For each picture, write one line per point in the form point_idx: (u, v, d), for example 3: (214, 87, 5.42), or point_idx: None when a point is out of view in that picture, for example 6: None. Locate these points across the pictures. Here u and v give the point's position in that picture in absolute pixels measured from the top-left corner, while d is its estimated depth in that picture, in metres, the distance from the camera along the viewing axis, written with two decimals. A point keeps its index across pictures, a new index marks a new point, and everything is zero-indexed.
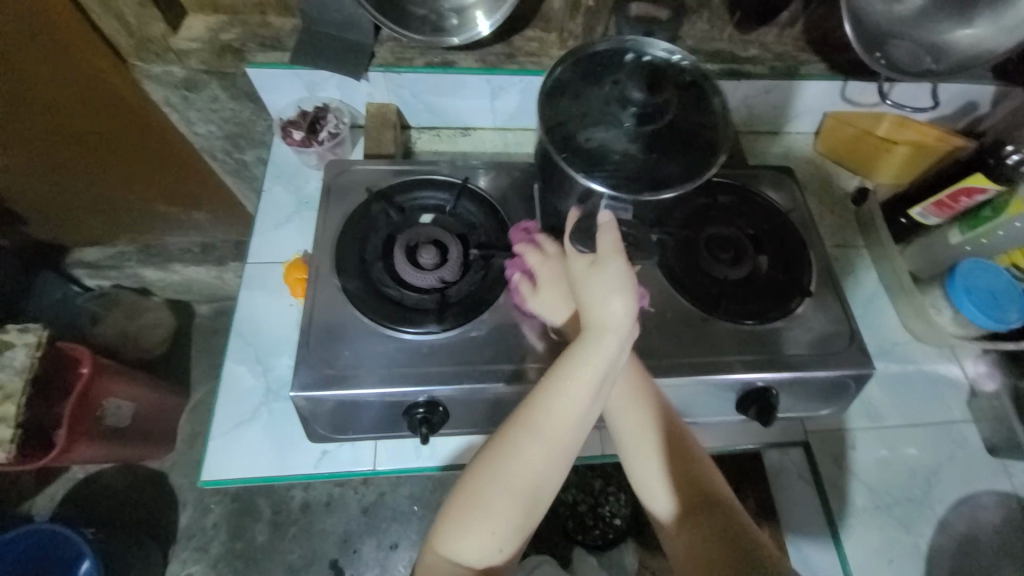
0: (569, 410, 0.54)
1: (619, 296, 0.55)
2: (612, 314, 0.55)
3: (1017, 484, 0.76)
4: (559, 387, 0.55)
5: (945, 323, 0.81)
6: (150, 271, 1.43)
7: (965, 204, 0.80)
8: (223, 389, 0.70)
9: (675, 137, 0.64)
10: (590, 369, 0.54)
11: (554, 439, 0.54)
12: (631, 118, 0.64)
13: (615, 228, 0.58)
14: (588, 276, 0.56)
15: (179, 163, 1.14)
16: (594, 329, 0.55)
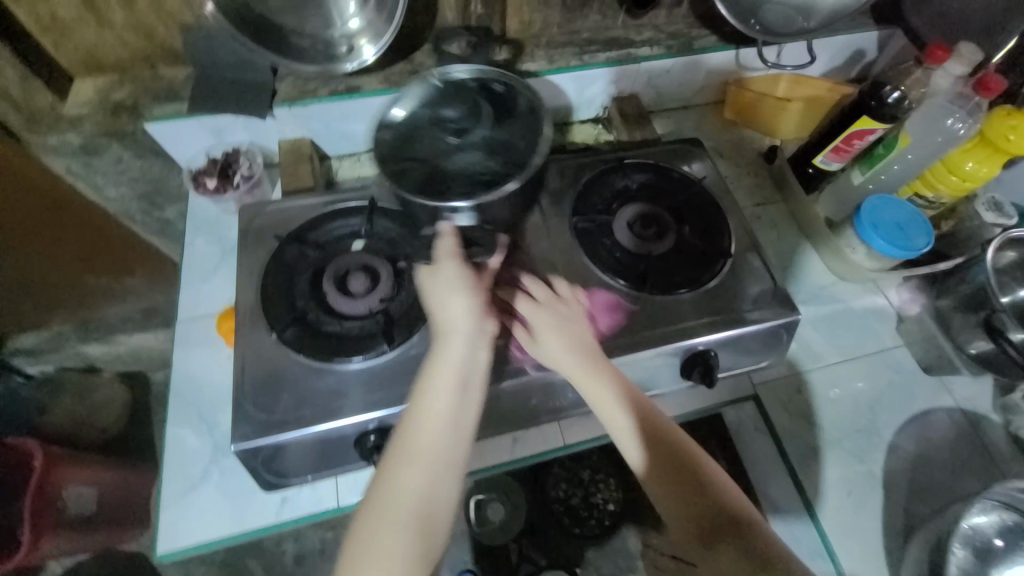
0: (436, 411, 0.56)
1: (463, 295, 0.62)
2: (458, 312, 0.61)
3: (954, 397, 0.81)
4: (426, 394, 0.57)
5: (862, 259, 0.86)
6: (93, 348, 1.37)
7: (860, 145, 0.86)
8: (169, 455, 0.68)
9: (500, 140, 0.71)
10: (450, 367, 0.58)
11: (429, 442, 0.55)
12: (455, 138, 0.72)
13: (453, 237, 0.65)
14: (432, 285, 0.63)
15: (99, 233, 1.09)
16: (442, 337, 0.61)
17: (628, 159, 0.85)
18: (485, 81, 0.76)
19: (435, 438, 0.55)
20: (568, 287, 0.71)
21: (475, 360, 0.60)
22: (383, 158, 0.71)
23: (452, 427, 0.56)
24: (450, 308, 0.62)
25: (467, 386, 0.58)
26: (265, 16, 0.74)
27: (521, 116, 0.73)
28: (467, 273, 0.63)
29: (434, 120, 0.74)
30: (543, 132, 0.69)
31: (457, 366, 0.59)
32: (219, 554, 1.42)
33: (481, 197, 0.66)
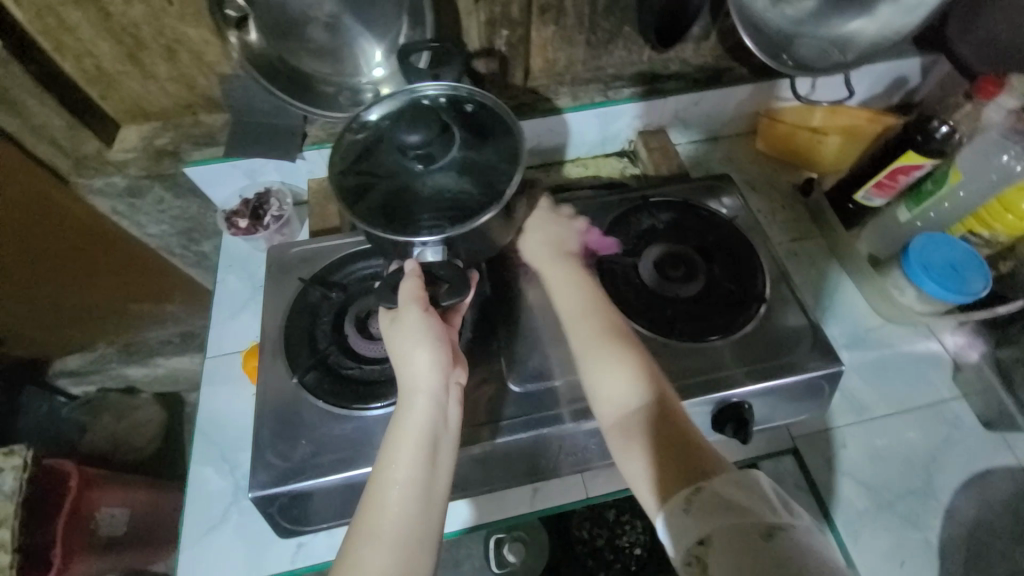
0: (404, 482, 0.54)
1: (424, 349, 0.58)
2: (423, 369, 0.58)
3: (1021, 456, 0.73)
4: (392, 456, 0.55)
5: (911, 302, 0.80)
6: (132, 371, 1.43)
7: (905, 180, 0.81)
8: (191, 494, 0.69)
9: (473, 159, 0.62)
10: (415, 426, 0.56)
11: (395, 514, 0.52)
12: (420, 162, 0.61)
13: (419, 276, 0.59)
14: (395, 341, 0.59)
15: (140, 266, 1.15)
16: (407, 397, 0.58)
17: (653, 197, 0.83)
18: (456, 101, 0.66)
19: (402, 512, 0.52)
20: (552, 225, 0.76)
21: (442, 414, 0.58)
22: (342, 189, 0.62)
23: (423, 491, 0.54)
24: (416, 365, 0.58)
25: (435, 448, 0.56)
26: (297, 66, 0.77)
27: (495, 133, 0.64)
28: (434, 323, 0.59)
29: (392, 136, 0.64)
30: (523, 163, 0.60)
31: (422, 429, 0.56)
32: None
33: (451, 231, 0.57)
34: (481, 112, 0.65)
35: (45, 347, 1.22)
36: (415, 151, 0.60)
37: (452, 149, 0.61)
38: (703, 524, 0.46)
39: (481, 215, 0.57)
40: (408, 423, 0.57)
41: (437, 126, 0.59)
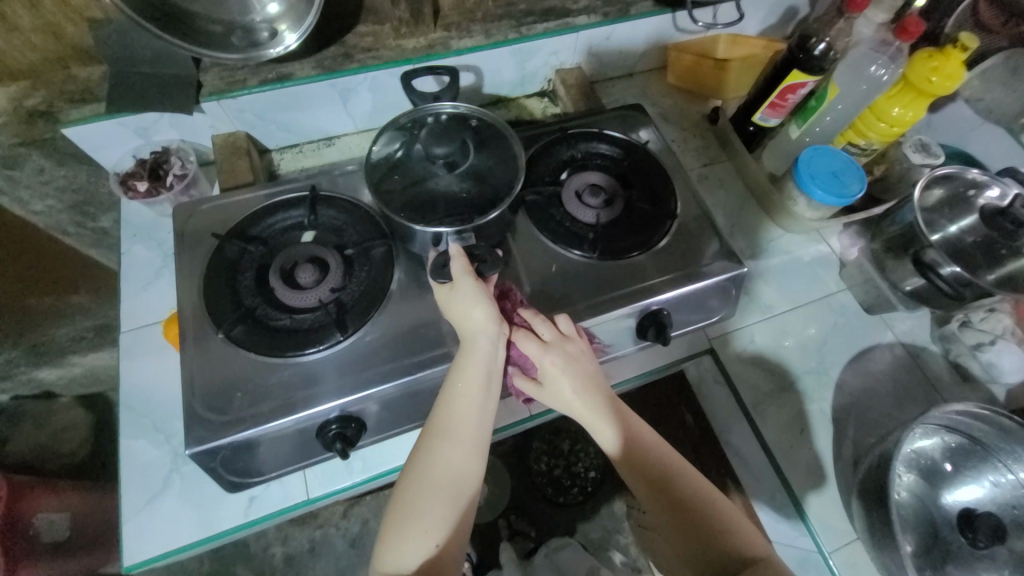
0: (467, 411, 0.60)
1: (481, 305, 0.60)
2: (479, 322, 0.60)
3: (895, 332, 0.86)
4: (454, 389, 0.60)
5: (803, 211, 0.89)
6: (46, 373, 1.31)
7: (794, 99, 0.89)
8: (125, 467, 0.66)
9: (485, 167, 0.70)
10: (477, 368, 0.60)
11: (461, 434, 0.59)
12: (446, 170, 0.69)
13: (464, 256, 0.63)
14: (451, 298, 0.62)
15: (36, 255, 1.04)
16: (469, 334, 0.61)
17: (572, 128, 0.85)
18: (463, 115, 0.73)
19: (466, 439, 0.60)
20: (570, 324, 0.66)
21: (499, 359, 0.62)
22: (377, 195, 0.68)
23: (479, 422, 0.60)
24: (475, 312, 0.60)
25: (490, 382, 0.61)
26: (181, 6, 0.71)
27: (502, 140, 0.71)
28: (484, 286, 0.62)
29: (411, 149, 0.70)
30: (524, 165, 0.69)
31: (483, 367, 0.61)
32: (208, 563, 1.45)
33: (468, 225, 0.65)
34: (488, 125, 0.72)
35: None
36: (442, 161, 0.68)
37: (470, 156, 0.70)
38: None
39: (495, 208, 0.66)
40: (471, 359, 0.61)
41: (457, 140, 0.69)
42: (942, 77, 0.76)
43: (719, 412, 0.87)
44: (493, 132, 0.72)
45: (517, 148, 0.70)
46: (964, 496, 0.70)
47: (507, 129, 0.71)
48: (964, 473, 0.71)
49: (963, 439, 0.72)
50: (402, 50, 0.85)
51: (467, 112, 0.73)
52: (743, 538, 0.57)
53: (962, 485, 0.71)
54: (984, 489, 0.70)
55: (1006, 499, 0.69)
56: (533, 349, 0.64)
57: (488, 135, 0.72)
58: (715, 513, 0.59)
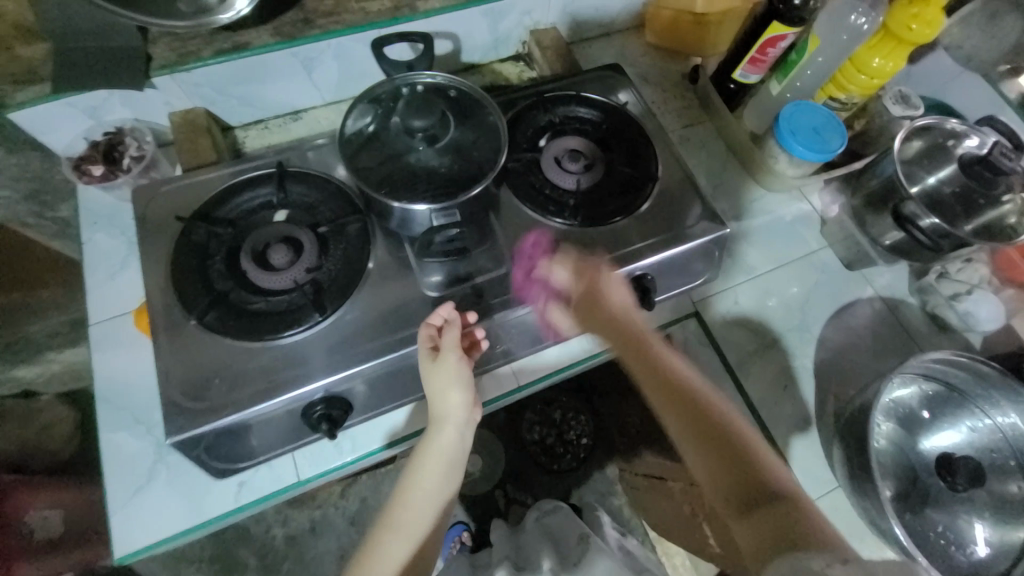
0: (424, 500, 0.65)
1: (457, 388, 0.64)
2: (452, 406, 0.64)
3: (876, 288, 0.87)
4: (419, 474, 0.65)
5: (785, 168, 0.88)
6: (20, 371, 1.23)
7: (775, 53, 0.87)
8: (107, 461, 0.65)
9: (467, 142, 0.66)
10: (441, 454, 0.65)
11: (415, 521, 0.64)
12: (424, 145, 0.65)
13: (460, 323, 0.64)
14: (432, 372, 0.62)
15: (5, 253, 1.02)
16: (437, 420, 0.64)
17: (548, 92, 0.82)
18: (440, 84, 0.68)
19: (420, 526, 0.64)
20: (575, 264, 0.69)
21: (463, 444, 0.66)
22: (352, 172, 0.64)
23: (437, 508, 0.65)
24: (449, 399, 0.64)
25: (453, 469, 0.66)
26: None
27: (483, 113, 0.67)
28: (467, 365, 0.64)
29: (389, 121, 0.66)
30: (506, 140, 0.65)
31: (449, 456, 0.65)
32: (209, 549, 1.47)
33: (449, 203, 0.62)
34: (468, 95, 0.68)
35: None
36: (422, 135, 0.64)
37: (451, 129, 0.66)
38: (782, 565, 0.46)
39: (476, 184, 0.63)
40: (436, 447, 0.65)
41: (438, 111, 0.64)
42: (922, 24, 0.75)
43: None
44: (474, 103, 0.68)
45: (499, 121, 0.67)
46: (942, 442, 0.73)
47: (490, 100, 0.68)
48: (942, 420, 0.73)
49: (940, 386, 0.74)
50: (367, 13, 0.80)
51: (448, 82, 0.68)
52: (768, 466, 0.56)
53: (940, 431, 0.73)
54: (961, 435, 0.72)
55: (983, 443, 0.71)
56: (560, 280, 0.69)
57: (470, 106, 0.68)
58: (742, 440, 0.58)
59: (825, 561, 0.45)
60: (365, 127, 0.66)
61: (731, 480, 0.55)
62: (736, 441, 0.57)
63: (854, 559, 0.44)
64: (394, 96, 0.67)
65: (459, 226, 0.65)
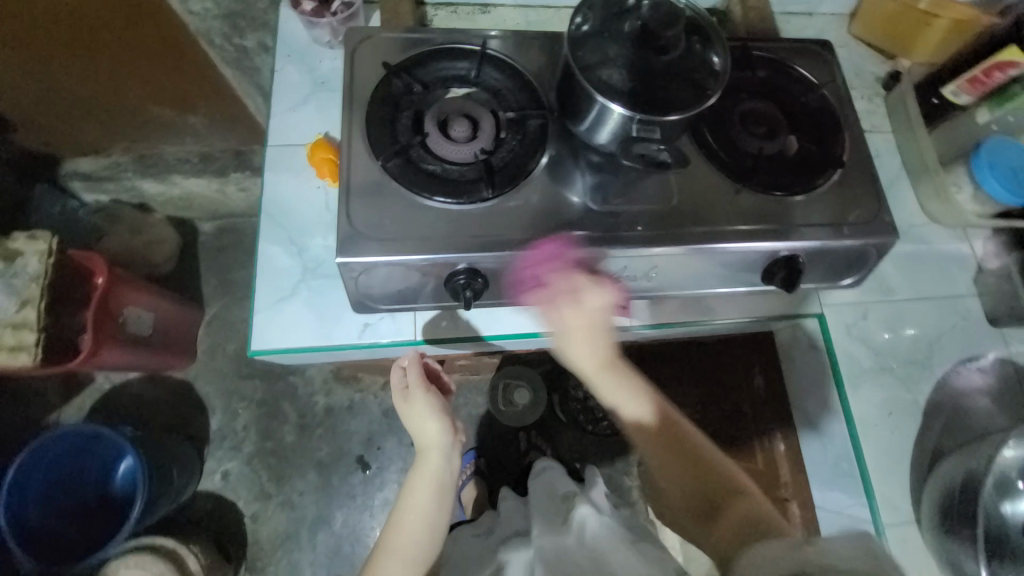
0: (417, 523, 0.73)
1: (435, 419, 0.74)
2: (434, 434, 0.74)
3: (1012, 351, 0.82)
4: (412, 498, 0.74)
5: (966, 201, 0.83)
6: (149, 185, 1.42)
7: (998, 80, 0.79)
8: (260, 266, 0.71)
9: (685, 68, 0.63)
10: (430, 481, 0.74)
11: (411, 542, 0.73)
12: (648, 53, 0.62)
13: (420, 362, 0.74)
14: (406, 406, 0.74)
15: (184, 71, 1.13)
16: (425, 446, 0.75)
17: (755, 50, 0.78)
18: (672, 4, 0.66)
19: (415, 550, 0.73)
20: (592, 288, 0.67)
21: (451, 467, 0.76)
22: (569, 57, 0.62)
23: (433, 531, 0.74)
24: (429, 427, 0.74)
25: (443, 492, 0.75)
26: None
27: (704, 45, 0.64)
28: (437, 398, 0.75)
29: (617, 23, 0.64)
30: (724, 78, 0.62)
31: (438, 480, 0.75)
32: (259, 393, 1.60)
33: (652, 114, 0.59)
34: (694, 23, 0.65)
35: (62, 135, 1.25)
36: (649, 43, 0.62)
37: (676, 49, 0.62)
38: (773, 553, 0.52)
39: (674, 111, 0.60)
40: (423, 471, 0.75)
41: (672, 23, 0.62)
42: None
43: (800, 381, 0.87)
44: (700, 33, 0.65)
45: (719, 58, 0.63)
46: None
47: (717, 35, 0.64)
48: None
49: None
50: None
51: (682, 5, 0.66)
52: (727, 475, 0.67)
53: None
54: None
55: None
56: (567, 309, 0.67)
57: (694, 34, 0.65)
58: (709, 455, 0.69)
59: (788, 544, 0.53)
60: (587, 22, 0.64)
61: (700, 496, 0.67)
62: (705, 461, 0.68)
63: (811, 540, 0.52)
64: (625, 3, 0.65)
65: (659, 143, 0.62)
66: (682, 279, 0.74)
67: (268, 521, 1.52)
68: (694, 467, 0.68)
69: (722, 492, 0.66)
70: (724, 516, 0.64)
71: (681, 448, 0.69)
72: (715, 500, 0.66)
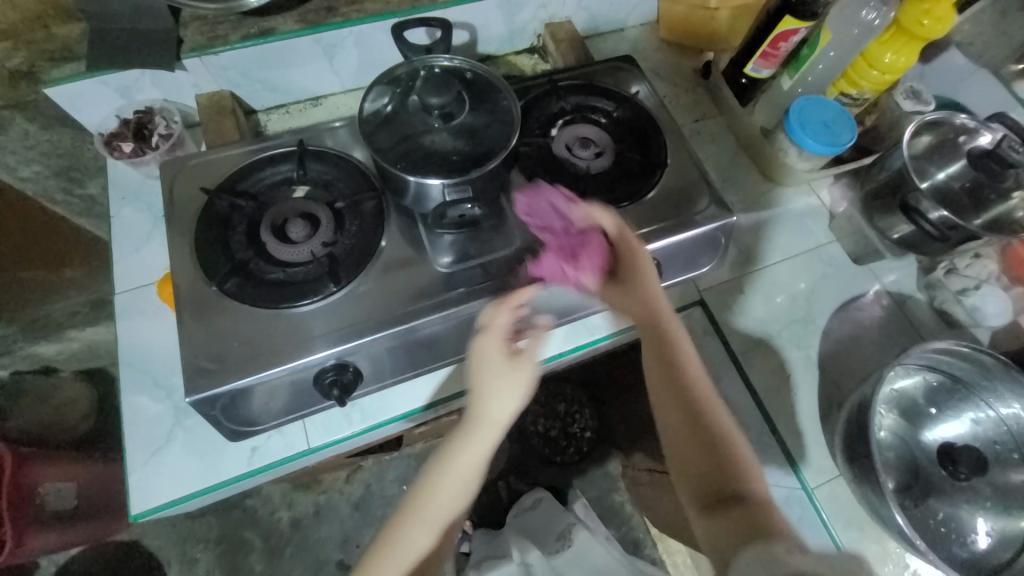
0: (449, 499, 0.60)
1: (518, 394, 0.60)
2: (502, 411, 0.60)
3: (883, 282, 0.87)
4: (448, 470, 0.60)
5: (794, 161, 0.90)
6: (45, 347, 1.35)
7: (786, 47, 0.88)
8: (128, 421, 0.68)
9: (485, 125, 0.66)
10: (478, 455, 0.60)
11: (436, 517, 0.60)
12: (441, 123, 0.65)
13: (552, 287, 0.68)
14: (505, 364, 0.60)
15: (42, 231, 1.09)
16: (481, 418, 0.59)
17: (562, 80, 0.83)
18: (456, 67, 0.69)
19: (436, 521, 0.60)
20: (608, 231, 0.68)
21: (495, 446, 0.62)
22: (369, 144, 0.64)
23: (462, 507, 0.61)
24: (503, 399, 0.59)
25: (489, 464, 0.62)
26: None
27: (499, 96, 0.68)
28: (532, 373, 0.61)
29: (408, 100, 0.67)
30: (519, 122, 0.65)
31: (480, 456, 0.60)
32: (215, 529, 1.49)
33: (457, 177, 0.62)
34: (481, 79, 0.68)
35: None
36: (438, 113, 0.64)
37: (468, 109, 0.66)
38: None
39: (488, 164, 0.63)
40: (467, 449, 0.60)
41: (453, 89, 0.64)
42: (933, 20, 0.76)
43: None
44: (493, 85, 0.68)
45: (515, 105, 0.67)
46: (946, 433, 0.73)
47: (507, 84, 0.68)
48: (946, 412, 0.73)
49: (946, 379, 0.74)
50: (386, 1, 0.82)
51: (462, 65, 0.69)
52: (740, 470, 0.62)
53: (944, 422, 0.73)
54: (966, 426, 0.72)
55: (987, 435, 0.72)
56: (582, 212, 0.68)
57: (488, 87, 0.68)
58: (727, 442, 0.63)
59: (786, 548, 0.52)
60: (390, 101, 0.67)
61: (694, 466, 0.64)
62: (722, 441, 0.63)
63: (809, 551, 0.51)
64: (413, 79, 0.68)
65: (471, 202, 0.65)
66: (561, 306, 0.76)
67: None
68: (702, 437, 0.64)
69: (733, 488, 0.61)
70: (735, 508, 0.60)
71: (695, 419, 0.64)
72: (722, 488, 0.62)
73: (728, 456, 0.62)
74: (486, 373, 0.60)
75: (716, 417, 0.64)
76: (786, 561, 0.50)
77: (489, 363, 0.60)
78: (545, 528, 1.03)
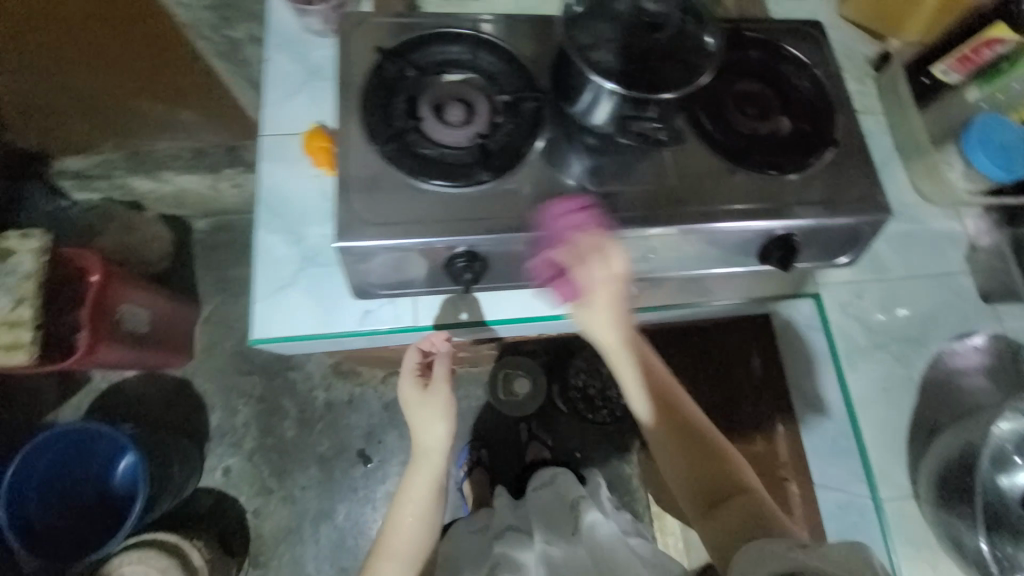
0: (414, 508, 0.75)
1: (443, 420, 0.73)
2: (438, 439, 0.73)
3: (1004, 327, 0.83)
4: (411, 486, 0.75)
5: (956, 178, 0.85)
6: (140, 183, 1.39)
7: (988, 56, 0.80)
8: (260, 256, 0.72)
9: (676, 50, 0.63)
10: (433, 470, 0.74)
11: (411, 522, 0.75)
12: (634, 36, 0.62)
13: (448, 356, 0.73)
14: (421, 401, 0.73)
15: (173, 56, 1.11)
16: (422, 450, 0.74)
17: (747, 31, 0.78)
18: None
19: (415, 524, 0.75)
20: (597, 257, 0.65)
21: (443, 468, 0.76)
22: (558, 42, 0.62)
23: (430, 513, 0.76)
24: (433, 431, 0.73)
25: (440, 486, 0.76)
26: None
27: (696, 25, 0.64)
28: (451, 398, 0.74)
29: (605, 6, 0.64)
30: (717, 56, 0.62)
31: (433, 476, 0.75)
32: (258, 389, 1.59)
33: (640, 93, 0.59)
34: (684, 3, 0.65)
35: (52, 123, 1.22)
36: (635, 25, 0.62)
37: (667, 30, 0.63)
38: (784, 561, 0.52)
39: (672, 90, 0.59)
40: (422, 472, 0.75)
41: None
42: None
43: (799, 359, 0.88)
44: (692, 13, 0.65)
45: (712, 39, 0.63)
46: None
47: (710, 16, 0.64)
48: None
49: None
50: None
51: None
52: (734, 469, 0.70)
53: None
54: None
55: None
56: (586, 275, 0.66)
57: (686, 13, 0.65)
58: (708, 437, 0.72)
59: (786, 544, 0.55)
60: (580, 3, 0.64)
61: (705, 482, 0.70)
62: (703, 442, 0.71)
63: (810, 546, 0.54)
64: None
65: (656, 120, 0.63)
66: (681, 260, 0.75)
67: (271, 516, 1.52)
68: (689, 445, 0.71)
69: (728, 488, 0.69)
70: (729, 508, 0.67)
71: (678, 427, 0.72)
72: (718, 492, 0.69)
73: (721, 464, 0.70)
74: (410, 417, 0.73)
75: (705, 432, 0.72)
76: (786, 556, 0.53)
77: (410, 401, 0.73)
78: (561, 515, 1.02)
